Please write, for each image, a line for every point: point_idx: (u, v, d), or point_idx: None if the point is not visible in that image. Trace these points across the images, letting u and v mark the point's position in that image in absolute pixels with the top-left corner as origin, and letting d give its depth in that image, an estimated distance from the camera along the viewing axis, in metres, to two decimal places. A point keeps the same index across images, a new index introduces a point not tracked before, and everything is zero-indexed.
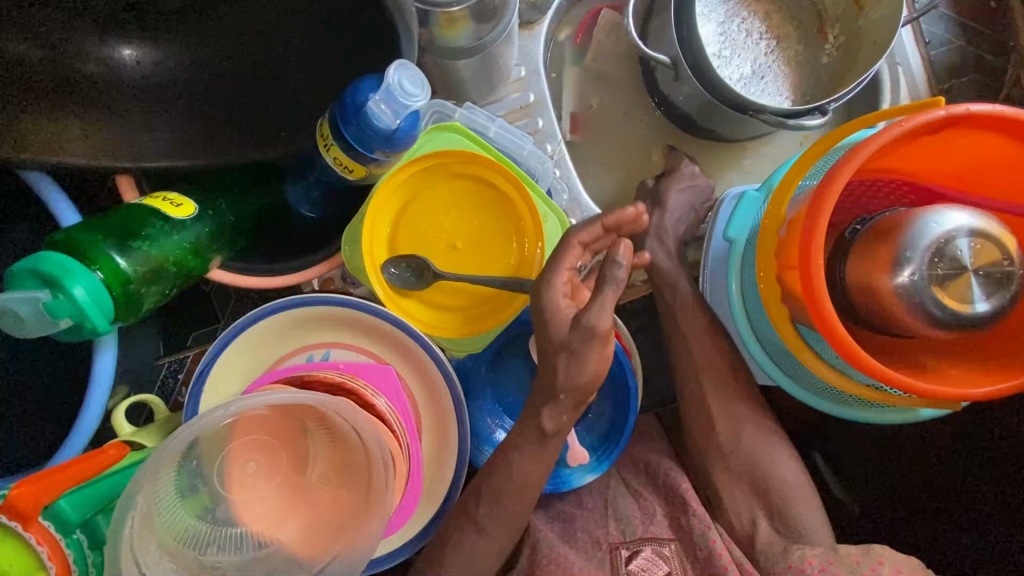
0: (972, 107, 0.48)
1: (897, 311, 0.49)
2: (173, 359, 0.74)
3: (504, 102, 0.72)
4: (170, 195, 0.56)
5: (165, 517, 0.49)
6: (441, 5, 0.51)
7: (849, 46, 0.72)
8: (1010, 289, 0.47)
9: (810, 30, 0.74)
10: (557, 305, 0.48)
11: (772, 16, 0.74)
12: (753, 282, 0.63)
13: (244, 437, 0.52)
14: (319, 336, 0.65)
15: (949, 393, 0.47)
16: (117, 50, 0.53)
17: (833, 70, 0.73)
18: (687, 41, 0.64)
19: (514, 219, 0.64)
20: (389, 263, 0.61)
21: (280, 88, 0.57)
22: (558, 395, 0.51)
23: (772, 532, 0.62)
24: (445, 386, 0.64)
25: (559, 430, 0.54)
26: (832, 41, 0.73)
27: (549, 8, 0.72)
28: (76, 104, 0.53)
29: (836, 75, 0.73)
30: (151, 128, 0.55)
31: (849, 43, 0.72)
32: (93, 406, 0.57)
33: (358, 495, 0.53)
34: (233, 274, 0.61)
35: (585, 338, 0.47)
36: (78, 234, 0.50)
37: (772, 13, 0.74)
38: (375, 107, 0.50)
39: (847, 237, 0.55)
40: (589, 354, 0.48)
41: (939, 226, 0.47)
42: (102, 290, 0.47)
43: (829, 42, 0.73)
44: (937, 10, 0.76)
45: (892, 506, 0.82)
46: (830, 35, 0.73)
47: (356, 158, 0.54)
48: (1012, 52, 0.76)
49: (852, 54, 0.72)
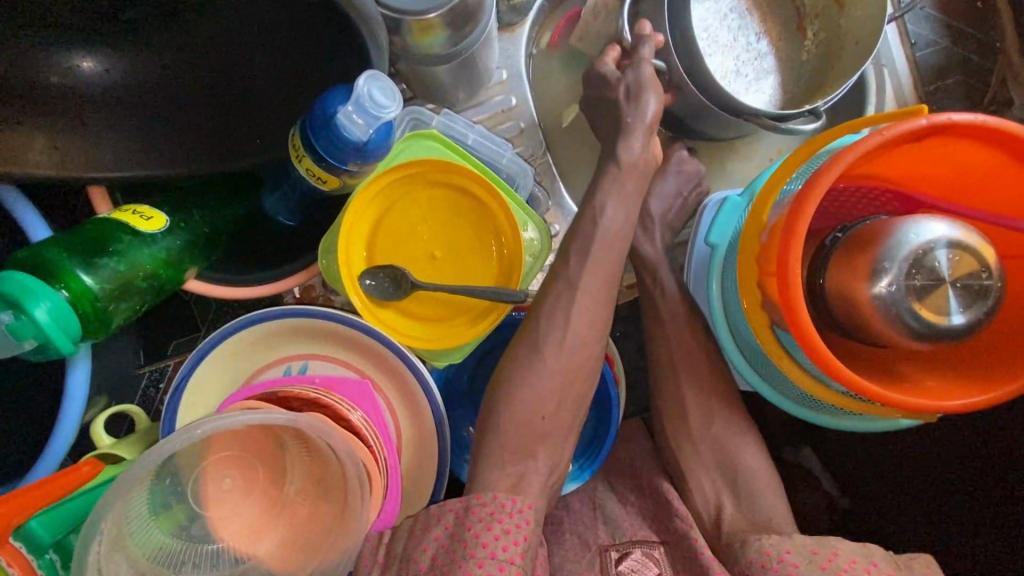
0: (952, 117, 0.47)
1: (875, 322, 0.48)
2: (154, 368, 0.74)
3: (484, 106, 0.71)
4: (140, 208, 0.55)
5: (138, 537, 0.49)
6: (411, 13, 0.50)
7: (826, 46, 0.71)
8: (988, 301, 0.46)
9: (789, 26, 0.73)
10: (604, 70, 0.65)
11: (753, 15, 0.72)
12: (734, 288, 0.63)
13: (217, 454, 0.51)
14: (297, 347, 0.65)
15: (925, 405, 0.47)
16: (74, 60, 0.52)
17: (812, 70, 0.72)
18: (682, 50, 0.62)
19: (493, 226, 0.63)
20: (366, 274, 0.60)
21: (250, 94, 0.55)
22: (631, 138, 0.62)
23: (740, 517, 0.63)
24: (424, 397, 0.63)
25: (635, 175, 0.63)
26: (810, 40, 0.72)
27: (530, 9, 0.71)
28: (41, 116, 0.51)
29: (816, 76, 0.72)
30: (122, 138, 0.54)
31: (828, 40, 0.71)
32: (68, 420, 0.56)
33: (335, 510, 0.53)
34: (206, 282, 0.60)
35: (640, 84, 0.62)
36: (44, 251, 0.49)
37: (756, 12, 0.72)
38: (345, 119, 0.49)
39: (827, 245, 0.54)
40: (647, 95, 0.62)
41: (917, 237, 0.46)
42: (66, 309, 0.46)
43: (808, 38, 0.72)
44: (922, 10, 0.75)
45: (878, 503, 0.81)
46: (809, 31, 0.72)
47: (329, 169, 0.53)
48: (998, 54, 0.75)
49: (829, 55, 0.71)
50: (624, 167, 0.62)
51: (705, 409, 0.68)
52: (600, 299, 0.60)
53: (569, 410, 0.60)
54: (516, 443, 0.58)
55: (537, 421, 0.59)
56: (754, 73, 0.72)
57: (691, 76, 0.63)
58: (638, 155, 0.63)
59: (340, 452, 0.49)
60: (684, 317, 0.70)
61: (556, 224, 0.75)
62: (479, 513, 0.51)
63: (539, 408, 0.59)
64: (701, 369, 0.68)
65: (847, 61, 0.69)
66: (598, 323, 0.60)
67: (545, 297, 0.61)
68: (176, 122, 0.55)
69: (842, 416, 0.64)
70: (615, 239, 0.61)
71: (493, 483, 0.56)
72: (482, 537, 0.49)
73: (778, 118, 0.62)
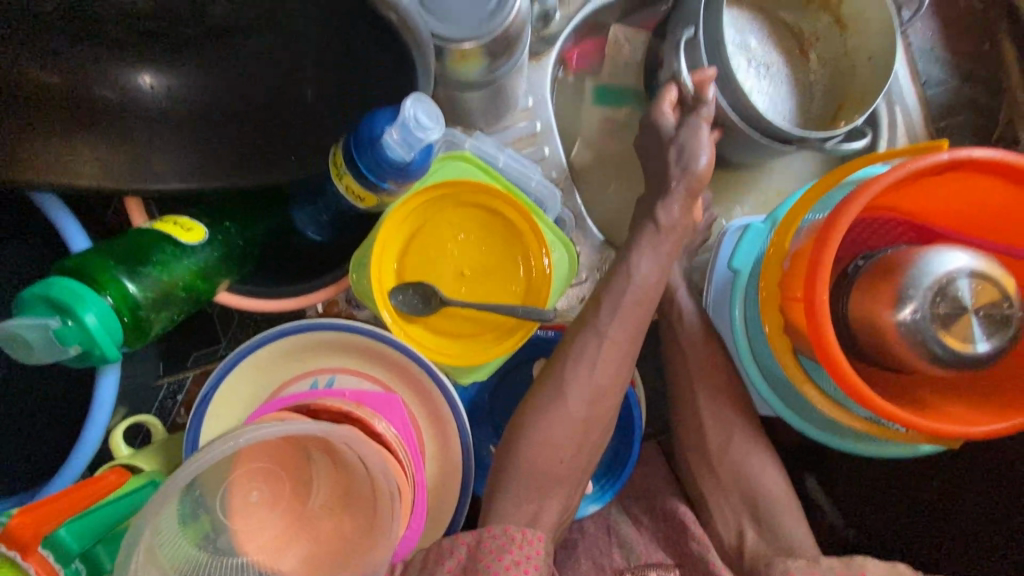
0: (973, 153, 0.49)
1: (900, 349, 0.49)
2: (173, 379, 0.73)
3: (512, 129, 0.73)
4: (181, 219, 0.56)
5: (166, 550, 0.47)
6: (453, 41, 0.52)
7: (833, 65, 0.75)
8: (1009, 331, 0.48)
9: (793, 51, 0.76)
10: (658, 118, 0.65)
11: (760, 46, 0.75)
12: (756, 312, 0.64)
13: (246, 465, 0.51)
14: (324, 360, 0.65)
15: (950, 430, 0.48)
16: (125, 74, 0.54)
17: (824, 89, 0.76)
18: (726, 81, 0.64)
19: (522, 245, 0.65)
20: (396, 289, 0.61)
21: (292, 114, 0.57)
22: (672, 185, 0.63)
23: (758, 541, 0.62)
24: (449, 413, 0.64)
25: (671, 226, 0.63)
26: (814, 61, 0.76)
27: (558, 40, 0.73)
28: (88, 126, 0.53)
29: (830, 94, 0.76)
30: (164, 150, 0.55)
31: (834, 61, 0.75)
32: (94, 427, 0.56)
33: (362, 525, 0.52)
34: (236, 296, 0.61)
35: (691, 137, 0.62)
36: (88, 258, 0.50)
37: (761, 49, 0.75)
38: (388, 139, 0.51)
39: (850, 273, 0.56)
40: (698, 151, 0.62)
41: (942, 266, 0.48)
42: (113, 317, 0.47)
43: (812, 61, 0.76)
44: (932, 53, 0.79)
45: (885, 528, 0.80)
46: (811, 55, 0.76)
47: (369, 187, 0.55)
48: (1005, 95, 0.78)
49: (839, 72, 0.75)
50: (660, 220, 0.63)
51: (724, 433, 0.69)
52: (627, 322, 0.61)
53: (593, 429, 0.61)
54: (541, 459, 0.59)
55: (563, 440, 0.60)
56: (778, 96, 0.75)
57: (735, 110, 0.65)
58: (675, 209, 0.63)
59: (371, 466, 0.49)
60: (703, 341, 0.71)
61: (579, 246, 0.76)
62: (489, 544, 0.51)
63: (561, 429, 0.60)
64: (722, 392, 0.70)
65: (863, 76, 0.73)
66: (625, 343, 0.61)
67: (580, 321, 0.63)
68: (221, 136, 0.56)
69: (861, 442, 0.65)
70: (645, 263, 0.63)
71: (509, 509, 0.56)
72: (494, 568, 0.49)
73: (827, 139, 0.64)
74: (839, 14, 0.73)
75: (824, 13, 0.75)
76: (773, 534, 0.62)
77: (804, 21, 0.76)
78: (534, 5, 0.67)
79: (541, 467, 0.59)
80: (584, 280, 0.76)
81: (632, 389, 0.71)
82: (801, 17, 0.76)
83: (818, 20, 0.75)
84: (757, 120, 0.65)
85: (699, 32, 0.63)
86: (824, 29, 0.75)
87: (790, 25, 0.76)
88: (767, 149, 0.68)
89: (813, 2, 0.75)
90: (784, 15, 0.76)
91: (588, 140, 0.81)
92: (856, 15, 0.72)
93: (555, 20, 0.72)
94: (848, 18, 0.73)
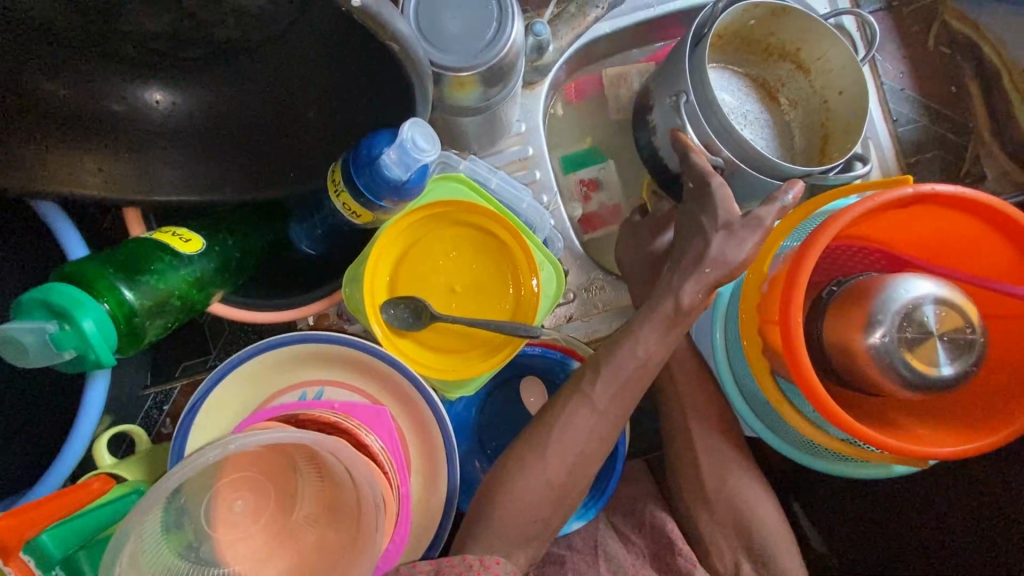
0: (936, 187, 0.52)
1: (871, 371, 0.52)
2: (160, 390, 0.73)
3: (504, 154, 0.76)
4: (179, 230, 0.58)
5: (149, 557, 0.47)
6: (452, 69, 0.55)
7: (804, 104, 0.80)
8: (973, 354, 0.50)
9: (764, 99, 0.81)
10: (725, 200, 0.61)
11: (733, 98, 0.80)
12: (736, 334, 0.66)
13: (232, 475, 0.51)
14: (313, 372, 0.66)
15: (919, 450, 0.50)
16: (136, 93, 0.56)
17: (802, 125, 0.80)
18: (725, 134, 0.65)
19: (512, 264, 0.67)
20: (388, 304, 0.63)
21: (292, 134, 0.59)
22: (703, 269, 0.60)
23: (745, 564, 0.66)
24: (436, 428, 0.65)
25: (691, 307, 0.61)
26: (786, 104, 0.81)
27: (551, 71, 0.76)
28: (97, 141, 0.55)
29: (808, 130, 0.80)
30: (172, 165, 0.58)
31: (804, 99, 0.79)
32: (80, 434, 0.56)
33: (345, 537, 0.52)
34: (231, 308, 0.63)
35: (749, 224, 0.59)
36: (87, 266, 0.51)
37: (738, 101, 0.81)
38: (386, 159, 0.53)
39: (824, 298, 0.58)
40: (745, 237, 0.60)
41: (908, 292, 0.50)
42: (108, 322, 0.48)
43: (784, 103, 0.81)
44: (902, 93, 0.83)
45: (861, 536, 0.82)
46: (782, 99, 0.81)
47: (366, 205, 0.57)
48: (972, 133, 0.83)
49: (811, 109, 0.79)
50: None
51: (698, 446, 0.72)
52: (623, 343, 0.63)
53: (580, 446, 0.63)
54: (533, 478, 0.62)
55: (550, 456, 0.62)
56: (760, 138, 0.80)
57: (744, 159, 0.66)
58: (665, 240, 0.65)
59: (357, 476, 0.50)
60: (686, 361, 0.74)
61: (567, 266, 0.78)
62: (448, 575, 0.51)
63: (550, 447, 0.62)
64: (703, 414, 0.72)
65: (838, 110, 0.76)
66: (612, 365, 0.63)
67: (574, 383, 0.65)
68: (228, 155, 0.59)
69: (838, 462, 0.66)
70: (658, 312, 0.62)
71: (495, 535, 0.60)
72: None
73: (827, 171, 0.67)
74: (799, 60, 0.78)
75: (784, 61, 0.79)
76: (765, 562, 0.67)
77: (767, 72, 0.81)
78: (529, 36, 0.70)
79: (533, 483, 0.62)
80: (571, 299, 0.78)
81: (625, 429, 0.71)
82: (762, 69, 0.81)
83: (779, 69, 0.80)
84: (755, 158, 0.65)
85: (691, 96, 0.65)
86: (787, 74, 0.80)
87: (750, 79, 0.81)
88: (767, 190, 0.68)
89: (772, 54, 0.79)
90: (747, 69, 0.81)
91: (580, 176, 0.83)
92: (816, 59, 0.76)
93: (549, 52, 0.75)
94: (809, 62, 0.77)
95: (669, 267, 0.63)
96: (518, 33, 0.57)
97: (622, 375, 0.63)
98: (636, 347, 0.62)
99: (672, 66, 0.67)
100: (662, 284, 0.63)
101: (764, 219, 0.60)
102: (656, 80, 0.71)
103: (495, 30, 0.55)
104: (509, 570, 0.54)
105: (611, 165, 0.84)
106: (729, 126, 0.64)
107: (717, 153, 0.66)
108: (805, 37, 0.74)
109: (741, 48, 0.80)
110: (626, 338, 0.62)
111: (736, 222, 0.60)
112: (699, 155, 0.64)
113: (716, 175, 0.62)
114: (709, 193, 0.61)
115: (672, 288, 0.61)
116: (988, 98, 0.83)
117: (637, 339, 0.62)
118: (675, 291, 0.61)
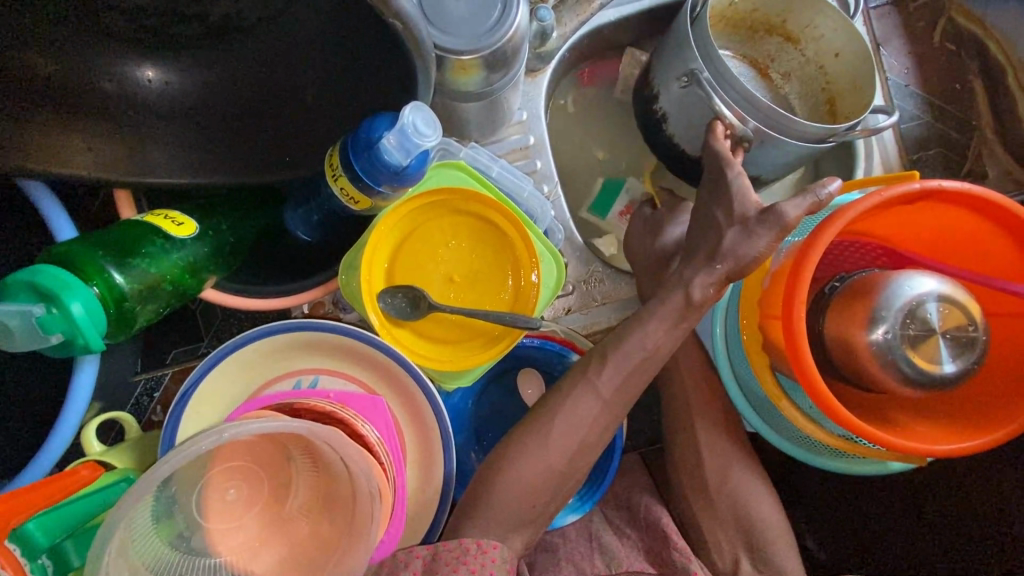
0: (942, 183, 0.52)
1: (874, 368, 0.51)
2: (150, 376, 0.71)
3: (505, 143, 0.75)
4: (173, 213, 0.56)
5: (138, 547, 0.46)
6: (454, 52, 0.54)
7: (799, 74, 0.79)
8: (975, 352, 0.50)
9: (756, 77, 0.81)
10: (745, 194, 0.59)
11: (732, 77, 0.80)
12: (736, 329, 0.66)
13: (225, 464, 0.50)
14: (308, 360, 0.65)
15: (919, 448, 0.50)
16: (129, 69, 0.54)
17: (802, 95, 0.80)
18: (746, 103, 0.62)
19: (512, 254, 0.66)
20: (385, 292, 0.62)
21: (291, 115, 0.57)
22: (716, 263, 0.59)
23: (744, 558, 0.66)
24: (433, 419, 0.64)
25: (704, 301, 0.61)
26: (779, 78, 0.81)
27: (554, 58, 0.75)
28: (88, 118, 0.53)
29: (809, 98, 0.79)
30: (166, 145, 0.55)
31: (800, 73, 0.79)
32: (69, 420, 0.55)
33: (339, 528, 0.51)
34: (220, 292, 0.61)
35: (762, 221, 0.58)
36: (77, 248, 0.50)
37: None
38: (385, 144, 0.52)
39: (826, 293, 0.58)
40: (760, 233, 0.57)
41: (911, 289, 0.50)
42: (97, 306, 0.47)
43: (777, 79, 0.81)
44: (908, 87, 0.82)
45: (853, 534, 0.82)
46: (774, 76, 0.81)
47: (364, 189, 0.55)
48: (975, 130, 0.83)
49: (807, 77, 0.78)
50: None
51: (696, 442, 0.72)
52: (627, 341, 0.62)
53: (581, 441, 0.62)
54: (534, 467, 0.61)
55: (550, 450, 0.61)
56: None
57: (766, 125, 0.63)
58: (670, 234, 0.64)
59: (353, 466, 0.49)
60: (684, 356, 0.74)
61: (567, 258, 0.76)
62: (445, 558, 0.51)
63: (549, 440, 0.62)
64: (700, 410, 0.72)
65: (837, 73, 0.75)
66: (616, 358, 0.62)
67: (577, 377, 0.64)
68: (223, 134, 0.57)
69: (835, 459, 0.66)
70: (661, 309, 0.61)
71: (492, 526, 0.60)
72: None
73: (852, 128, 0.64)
74: (786, 32, 0.76)
75: (771, 36, 0.78)
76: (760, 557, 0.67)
77: (756, 49, 0.80)
78: (534, 22, 0.69)
79: (534, 475, 0.61)
80: (570, 291, 0.77)
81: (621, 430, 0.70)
82: (751, 46, 0.80)
83: (768, 44, 0.79)
84: (773, 121, 0.63)
85: (705, 71, 0.62)
86: (776, 48, 0.79)
87: (740, 58, 0.80)
88: (786, 155, 0.66)
89: (757, 30, 0.78)
90: (735, 50, 0.80)
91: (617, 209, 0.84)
92: (804, 27, 0.74)
93: (553, 38, 0.74)
94: (797, 32, 0.76)
95: (682, 261, 0.63)
96: (523, 18, 0.56)
97: (625, 369, 0.62)
98: (641, 342, 0.62)
99: (675, 46, 0.65)
100: (674, 276, 0.62)
101: (786, 214, 0.56)
102: (656, 65, 0.70)
103: (501, 13, 0.54)
104: (506, 555, 0.53)
105: (632, 180, 0.85)
106: (747, 93, 0.61)
107: (745, 123, 0.64)
108: (790, 6, 0.73)
109: (726, 31, 0.79)
110: (631, 333, 0.62)
111: (752, 216, 0.58)
112: (722, 143, 0.63)
113: (736, 166, 0.61)
114: (723, 192, 0.60)
115: (682, 281, 0.61)
116: (991, 95, 0.82)
117: (645, 331, 0.62)
118: (686, 283, 0.61)
